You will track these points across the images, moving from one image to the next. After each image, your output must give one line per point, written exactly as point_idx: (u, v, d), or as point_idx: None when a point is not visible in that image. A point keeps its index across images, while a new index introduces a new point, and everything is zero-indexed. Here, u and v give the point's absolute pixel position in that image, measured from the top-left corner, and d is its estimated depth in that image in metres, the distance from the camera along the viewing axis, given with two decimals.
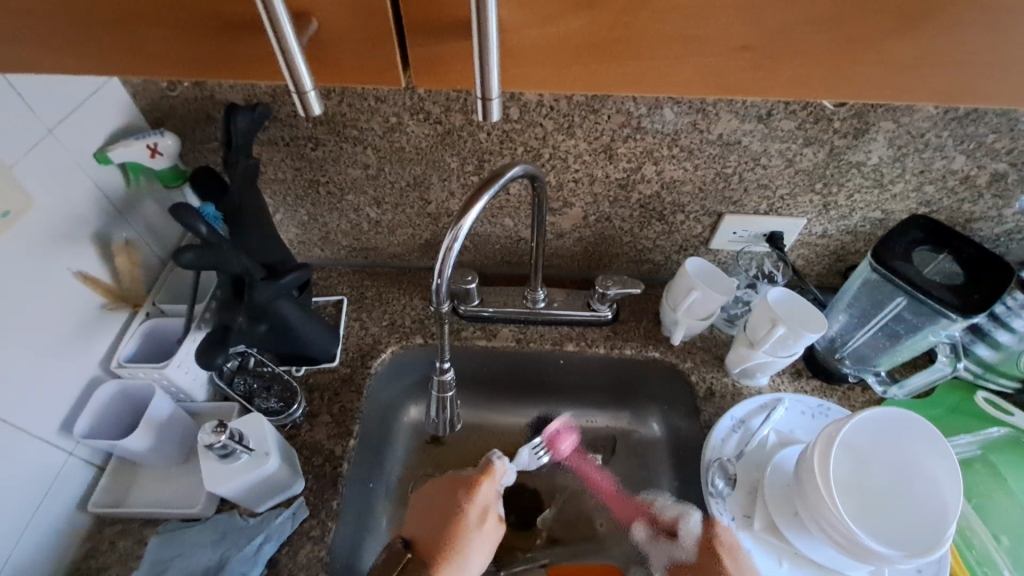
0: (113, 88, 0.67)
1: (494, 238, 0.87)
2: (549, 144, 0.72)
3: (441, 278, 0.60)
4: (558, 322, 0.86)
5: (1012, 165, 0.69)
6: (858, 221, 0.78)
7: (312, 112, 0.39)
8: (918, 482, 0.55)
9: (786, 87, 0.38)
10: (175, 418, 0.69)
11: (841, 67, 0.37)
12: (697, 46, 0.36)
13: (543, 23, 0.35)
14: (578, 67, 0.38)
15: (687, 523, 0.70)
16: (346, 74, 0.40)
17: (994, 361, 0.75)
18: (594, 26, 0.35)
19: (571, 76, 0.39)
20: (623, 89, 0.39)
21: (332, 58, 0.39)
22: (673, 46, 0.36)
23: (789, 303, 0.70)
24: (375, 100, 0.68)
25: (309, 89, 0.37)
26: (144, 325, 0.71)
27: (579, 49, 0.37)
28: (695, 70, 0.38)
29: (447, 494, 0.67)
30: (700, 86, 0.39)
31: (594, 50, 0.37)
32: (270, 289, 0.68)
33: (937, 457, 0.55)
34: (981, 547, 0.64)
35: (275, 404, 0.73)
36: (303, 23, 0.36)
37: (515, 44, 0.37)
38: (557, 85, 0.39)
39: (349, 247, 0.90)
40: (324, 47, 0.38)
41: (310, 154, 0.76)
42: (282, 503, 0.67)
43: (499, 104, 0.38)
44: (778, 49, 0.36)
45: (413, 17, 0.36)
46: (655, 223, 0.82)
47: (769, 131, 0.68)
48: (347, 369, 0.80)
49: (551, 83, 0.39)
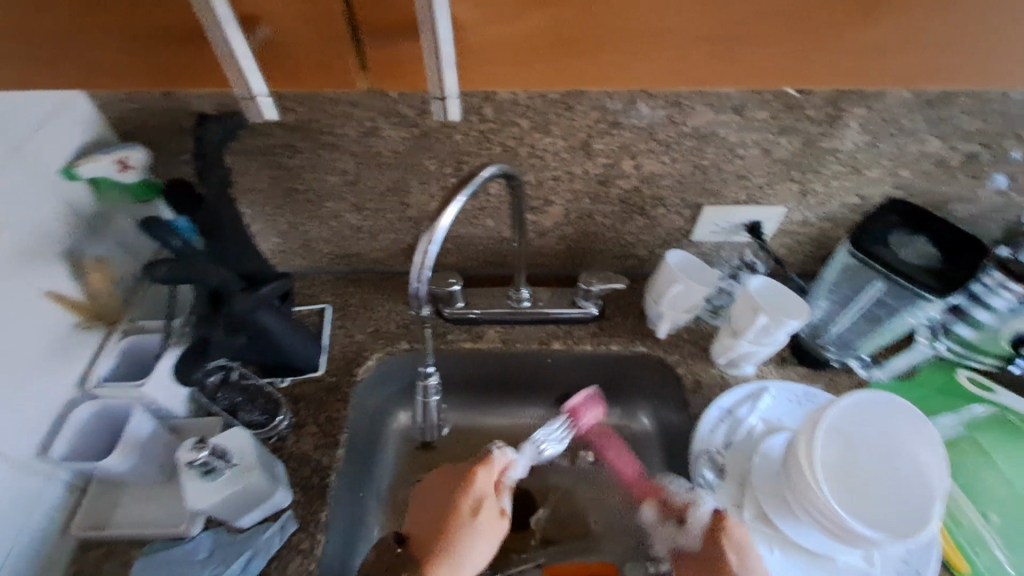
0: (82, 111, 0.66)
1: (477, 240, 0.87)
2: (527, 143, 0.71)
3: (421, 282, 0.58)
4: (544, 321, 0.86)
5: (984, 146, 0.70)
6: (836, 207, 0.78)
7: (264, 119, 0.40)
8: (902, 462, 0.55)
9: (751, 77, 0.38)
10: (157, 436, 0.68)
11: (822, 44, 0.36)
12: (667, 35, 0.36)
13: (502, 32, 0.35)
14: (548, 64, 0.38)
15: (696, 507, 0.63)
16: (301, 76, 0.40)
17: (976, 341, 0.75)
18: (555, 22, 0.35)
19: (538, 72, 0.38)
20: (590, 85, 0.39)
21: (277, 59, 0.38)
22: (644, 31, 0.35)
23: (770, 292, 0.71)
24: (348, 105, 0.68)
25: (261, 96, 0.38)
26: (123, 342, 0.70)
27: (542, 44, 0.36)
28: (671, 53, 0.37)
29: (444, 485, 0.66)
30: (673, 78, 0.38)
31: (560, 44, 0.37)
32: (252, 300, 0.67)
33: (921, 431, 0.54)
34: (970, 526, 0.64)
35: (258, 417, 0.72)
36: (257, 28, 0.36)
37: (477, 42, 0.36)
38: (523, 83, 0.39)
39: (330, 255, 0.90)
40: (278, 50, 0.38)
41: (285, 162, 0.75)
42: (270, 517, 0.65)
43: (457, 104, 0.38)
44: (742, 38, 0.36)
45: (373, 20, 0.36)
46: (637, 218, 0.82)
47: (745, 122, 0.68)
48: (332, 378, 0.79)
49: (517, 81, 0.39)
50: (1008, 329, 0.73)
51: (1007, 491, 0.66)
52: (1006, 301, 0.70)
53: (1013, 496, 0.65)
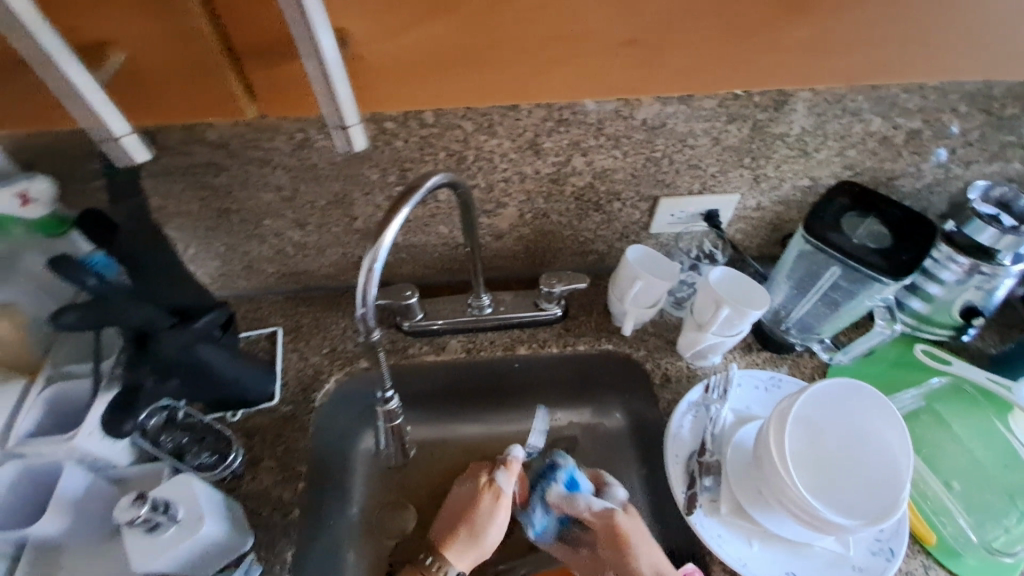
0: (133, 151, 0.43)
1: (431, 248, 0.83)
2: (472, 146, 0.68)
3: (365, 307, 0.53)
4: (508, 326, 0.83)
5: (926, 122, 0.71)
6: (788, 190, 0.78)
7: (357, 146, 0.46)
8: (878, 470, 0.54)
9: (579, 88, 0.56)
10: (93, 491, 0.61)
11: (553, 71, 0.54)
12: (463, 86, 0.55)
13: (352, 76, 0.53)
14: (430, 93, 0.55)
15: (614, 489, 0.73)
16: (182, 110, 0.54)
17: (928, 312, 0.79)
18: (446, 38, 0.50)
19: (402, 90, 0.54)
20: (477, 100, 0.56)
21: (190, 94, 0.52)
22: (485, 81, 0.54)
23: (730, 282, 0.70)
24: (275, 117, 0.64)
25: (353, 123, 0.44)
26: (45, 393, 0.62)
27: (430, 62, 0.52)
28: (479, 90, 0.55)
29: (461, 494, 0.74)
30: (444, 80, 0.54)
31: (431, 69, 0.53)
32: (180, 339, 0.61)
33: (907, 449, 0.54)
34: (934, 497, 0.66)
35: (207, 459, 0.66)
36: (104, 54, 0.47)
37: (372, 62, 0.51)
38: (409, 100, 0.56)
39: (277, 273, 0.84)
40: (135, 76, 0.50)
41: (213, 181, 0.70)
42: (232, 564, 0.62)
43: (360, 132, 0.45)
44: (578, 53, 0.53)
45: (252, 45, 0.50)
46: (593, 214, 0.80)
47: (693, 111, 0.67)
48: (288, 406, 0.74)
49: (401, 100, 0.56)
50: (958, 301, 0.75)
51: (965, 460, 0.67)
52: (953, 274, 0.73)
53: (974, 463, 0.67)
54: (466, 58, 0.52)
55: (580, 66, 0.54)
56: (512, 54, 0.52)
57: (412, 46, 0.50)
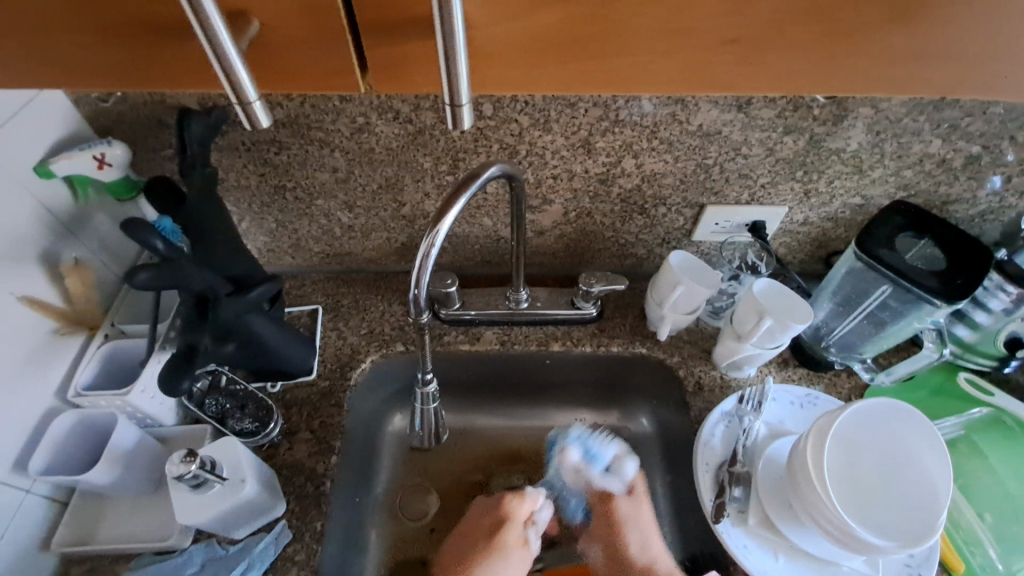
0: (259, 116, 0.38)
1: (473, 239, 0.85)
2: (526, 140, 0.69)
3: (419, 289, 0.56)
4: (543, 322, 0.84)
5: (987, 147, 0.69)
6: (838, 207, 0.77)
7: (462, 126, 0.40)
8: (919, 492, 0.53)
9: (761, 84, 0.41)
10: (141, 447, 0.64)
11: (670, 53, 0.39)
12: (597, 75, 0.40)
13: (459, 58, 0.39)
14: (552, 80, 0.41)
15: (624, 463, 0.78)
16: (301, 79, 0.41)
17: (973, 341, 0.77)
18: (569, 22, 0.37)
19: (517, 75, 0.40)
20: (611, 89, 0.41)
21: (301, 56, 0.39)
22: (623, 69, 0.40)
23: (775, 293, 0.70)
24: (340, 101, 0.66)
25: (464, 102, 0.38)
26: (102, 349, 0.66)
27: (554, 48, 0.38)
28: (617, 79, 0.41)
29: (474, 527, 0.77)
30: (536, 71, 0.40)
31: (559, 52, 0.39)
32: (237, 307, 0.63)
33: (948, 476, 0.53)
34: (967, 528, 0.65)
35: (248, 425, 0.69)
36: (241, 24, 0.36)
37: (478, 44, 0.38)
38: (528, 89, 0.41)
39: (322, 253, 0.86)
40: (259, 53, 0.39)
41: (273, 159, 0.72)
42: (263, 528, 0.64)
43: (469, 110, 0.39)
44: (764, 45, 0.38)
45: (368, 18, 0.37)
46: (637, 217, 0.80)
47: (749, 120, 0.67)
48: (325, 382, 0.76)
49: (514, 87, 0.41)
50: (1004, 331, 0.74)
51: (1001, 493, 0.66)
52: (1002, 304, 0.72)
53: (1009, 496, 0.65)
54: (606, 38, 0.38)
55: (759, 56, 0.39)
56: (661, 38, 0.38)
57: (541, 21, 0.37)
